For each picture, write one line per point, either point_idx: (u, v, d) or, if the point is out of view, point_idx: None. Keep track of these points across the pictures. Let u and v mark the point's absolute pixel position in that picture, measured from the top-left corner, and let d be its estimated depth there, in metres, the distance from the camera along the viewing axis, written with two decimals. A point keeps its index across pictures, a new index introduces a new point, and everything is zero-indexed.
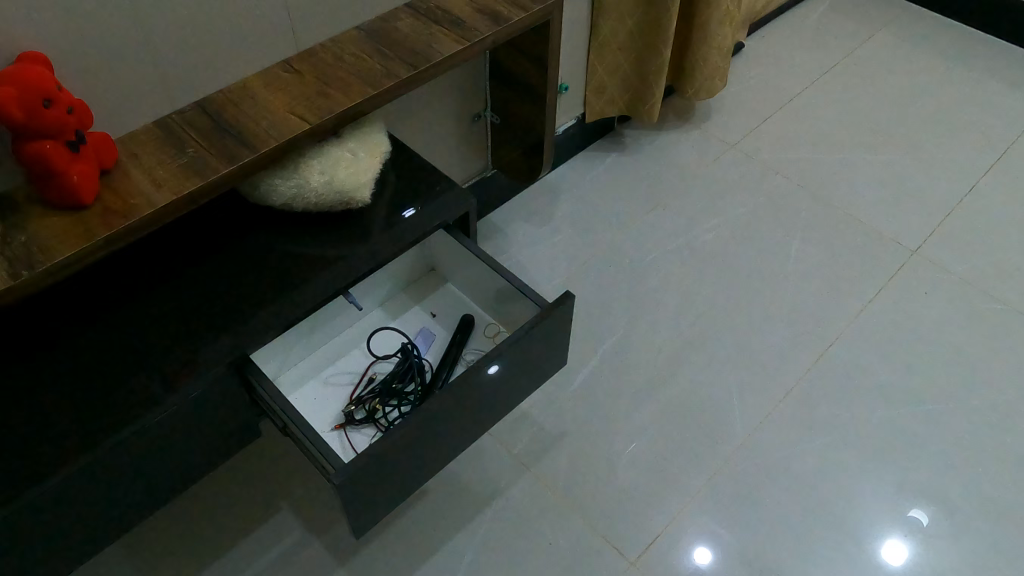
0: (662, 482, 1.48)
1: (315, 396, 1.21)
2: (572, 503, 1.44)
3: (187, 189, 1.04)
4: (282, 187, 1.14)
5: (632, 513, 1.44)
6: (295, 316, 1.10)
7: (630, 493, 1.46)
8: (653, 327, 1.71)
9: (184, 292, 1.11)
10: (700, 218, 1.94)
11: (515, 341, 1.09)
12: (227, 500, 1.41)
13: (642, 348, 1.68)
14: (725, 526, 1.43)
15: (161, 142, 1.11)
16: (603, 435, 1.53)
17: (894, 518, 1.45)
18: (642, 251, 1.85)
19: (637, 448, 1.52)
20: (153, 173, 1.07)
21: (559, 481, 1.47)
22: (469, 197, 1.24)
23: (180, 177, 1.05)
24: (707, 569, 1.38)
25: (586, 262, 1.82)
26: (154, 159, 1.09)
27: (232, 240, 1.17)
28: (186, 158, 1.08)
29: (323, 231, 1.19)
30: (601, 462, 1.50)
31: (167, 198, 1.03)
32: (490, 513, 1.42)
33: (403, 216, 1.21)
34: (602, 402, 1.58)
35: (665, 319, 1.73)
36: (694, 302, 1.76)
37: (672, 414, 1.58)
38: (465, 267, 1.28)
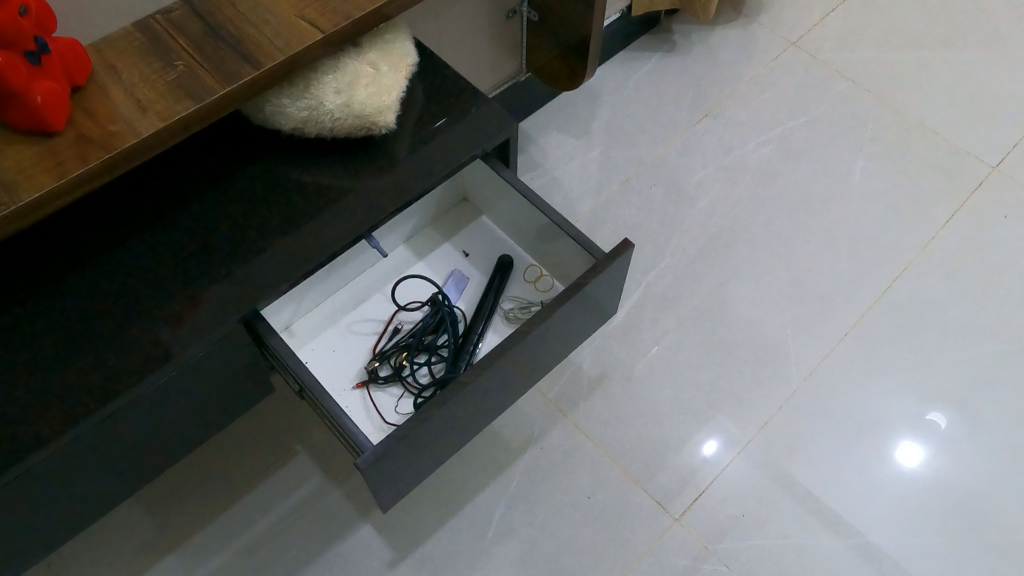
0: (710, 431, 1.36)
1: (333, 348, 1.06)
2: (612, 453, 1.33)
3: (178, 116, 0.86)
4: (292, 109, 0.96)
5: (677, 465, 1.33)
6: (309, 264, 0.94)
7: (675, 442, 1.35)
8: (702, 255, 1.55)
9: (181, 233, 0.95)
10: (756, 128, 1.74)
11: (565, 296, 0.94)
12: (239, 442, 1.31)
13: (689, 279, 1.52)
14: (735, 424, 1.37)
15: (143, 50, 0.91)
16: (647, 379, 1.41)
17: (914, 424, 1.38)
18: (690, 167, 1.67)
19: (682, 390, 1.40)
20: (135, 92, 0.88)
21: (598, 429, 1.35)
22: (511, 121, 1.05)
23: (169, 100, 0.87)
24: (737, 494, 1.31)
25: (627, 178, 1.64)
26: (136, 73, 0.90)
27: (234, 170, 1.00)
28: (175, 74, 0.89)
29: (340, 161, 1.02)
30: (644, 407, 1.38)
31: (154, 127, 0.85)
32: (523, 462, 1.31)
33: (433, 143, 1.03)
34: (645, 340, 1.45)
35: (715, 246, 1.57)
36: (747, 226, 1.60)
37: (722, 354, 1.44)
38: (504, 200, 1.10)
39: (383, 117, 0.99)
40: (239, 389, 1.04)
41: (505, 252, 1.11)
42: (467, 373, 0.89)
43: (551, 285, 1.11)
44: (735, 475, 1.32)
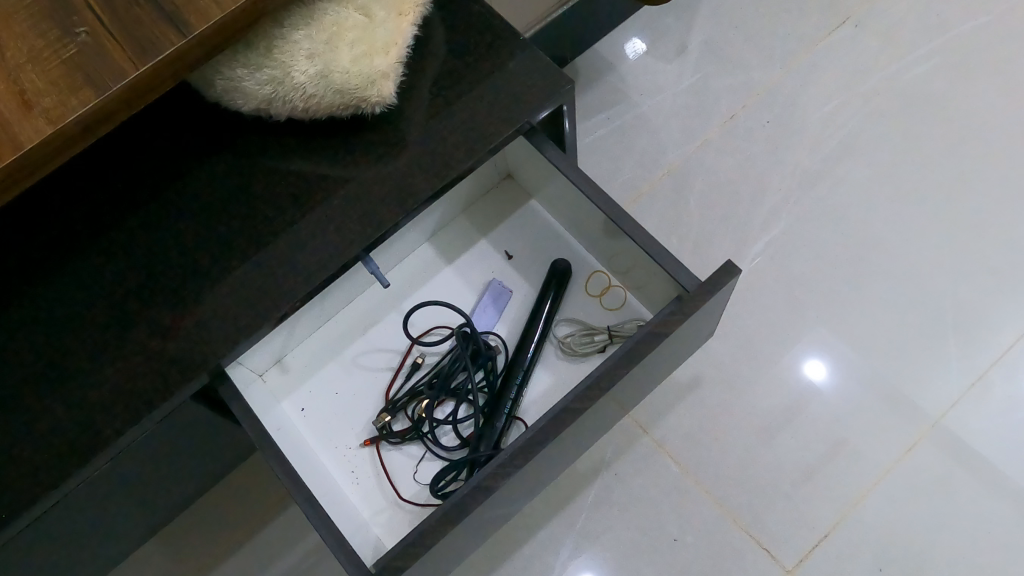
0: (838, 458, 1.05)
1: (338, 392, 0.84)
2: (706, 484, 1.05)
3: (76, 116, 0.58)
4: (251, 83, 0.68)
5: (789, 500, 1.03)
6: (285, 305, 0.69)
7: (790, 471, 1.05)
8: (834, 214, 1.18)
9: (116, 263, 0.70)
10: (913, 35, 1.30)
11: (636, 350, 0.66)
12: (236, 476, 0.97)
13: (813, 249, 1.16)
14: (846, 338, 1.10)
15: (28, 7, 0.60)
16: (752, 388, 1.09)
17: None
18: (820, 97, 1.26)
19: (802, 402, 1.08)
20: (19, 77, 0.58)
21: (688, 451, 1.07)
22: (564, 83, 0.74)
23: (62, 89, 0.58)
24: (875, 541, 1.01)
25: (732, 114, 1.26)
26: (23, 47, 0.59)
27: (186, 167, 0.73)
28: (75, 48, 0.59)
29: (326, 148, 0.73)
30: (748, 425, 1.07)
31: (39, 137, 0.57)
32: (591, 492, 1.06)
33: (454, 116, 0.74)
34: (755, 333, 1.12)
35: (852, 202, 1.19)
36: (896, 175, 1.20)
37: (859, 344, 1.10)
38: (560, 189, 0.81)
39: (377, 88, 0.69)
40: (220, 447, 0.81)
41: (560, 260, 0.82)
42: (496, 470, 0.64)
43: (622, 300, 0.82)
44: (869, 515, 1.02)
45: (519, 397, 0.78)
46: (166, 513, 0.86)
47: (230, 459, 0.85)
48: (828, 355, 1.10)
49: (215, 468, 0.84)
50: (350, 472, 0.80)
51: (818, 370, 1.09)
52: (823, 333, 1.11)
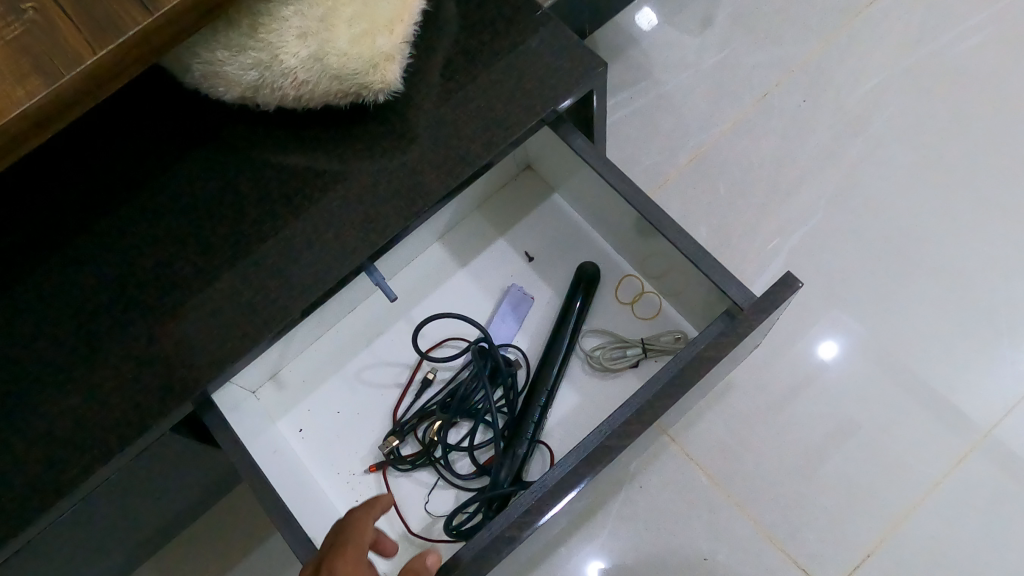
0: (883, 472, 0.90)
1: (340, 411, 0.76)
2: (743, 500, 0.90)
3: (22, 109, 0.48)
4: (233, 67, 0.58)
5: (830, 527, 0.88)
6: (278, 324, 0.60)
7: (831, 485, 0.90)
8: (881, 199, 1.03)
9: (82, 276, 0.61)
10: None
11: (676, 382, 0.58)
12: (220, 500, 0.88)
13: (859, 236, 1.01)
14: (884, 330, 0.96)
15: None
16: (793, 396, 0.94)
17: None
18: (859, 75, 1.10)
19: (841, 411, 0.93)
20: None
21: (721, 467, 0.92)
22: (594, 65, 0.65)
23: (5, 77, 0.49)
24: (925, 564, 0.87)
25: (763, 92, 1.10)
26: None
27: (163, 164, 0.64)
28: (20, 29, 0.50)
29: (322, 141, 0.64)
30: (787, 439, 0.92)
31: None
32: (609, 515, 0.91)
33: (468, 103, 0.64)
34: (796, 333, 0.96)
35: (901, 183, 1.03)
36: (943, 160, 1.05)
37: (907, 341, 0.95)
38: (587, 185, 0.72)
39: (379, 73, 0.59)
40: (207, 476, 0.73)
41: (588, 265, 0.74)
42: (522, 516, 0.56)
43: (657, 310, 0.74)
44: (915, 535, 0.88)
45: (543, 422, 0.69)
46: (149, 544, 0.78)
47: (218, 487, 0.76)
48: (844, 331, 0.96)
49: (202, 497, 0.76)
50: (354, 501, 0.73)
51: (832, 347, 0.96)
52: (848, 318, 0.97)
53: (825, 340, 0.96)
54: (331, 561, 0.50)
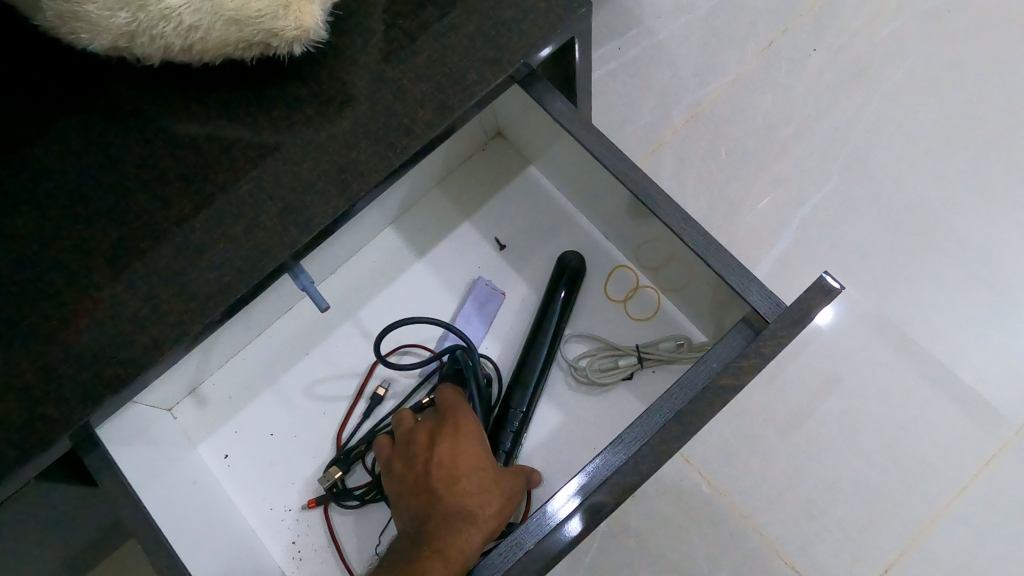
0: (909, 484, 0.72)
1: (274, 434, 0.64)
2: (754, 521, 0.72)
3: None
4: (97, 7, 0.43)
5: (852, 564, 0.71)
6: (176, 342, 0.47)
7: (847, 499, 0.72)
8: (921, 161, 0.83)
9: None
10: None
11: (682, 420, 0.47)
12: None
13: (892, 202, 0.81)
14: (912, 309, 0.78)
15: None
16: (804, 400, 0.75)
17: None
18: (878, 16, 0.88)
19: (862, 415, 0.74)
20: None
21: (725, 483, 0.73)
22: (578, 4, 0.51)
23: None
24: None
25: (771, 40, 0.89)
26: None
27: (21, 133, 0.50)
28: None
29: (227, 108, 0.50)
30: (796, 452, 0.73)
31: None
32: (586, 557, 0.71)
33: (415, 55, 0.50)
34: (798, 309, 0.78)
35: (944, 140, 0.83)
36: (982, 115, 0.84)
37: (943, 331, 0.77)
38: (568, 158, 0.59)
39: (293, 14, 0.45)
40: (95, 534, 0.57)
41: (569, 257, 0.62)
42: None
43: (653, 308, 0.62)
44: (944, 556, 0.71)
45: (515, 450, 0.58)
46: None
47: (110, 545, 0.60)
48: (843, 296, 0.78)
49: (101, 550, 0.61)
50: (289, 544, 0.61)
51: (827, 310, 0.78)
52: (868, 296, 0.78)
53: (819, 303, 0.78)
54: (461, 435, 0.53)
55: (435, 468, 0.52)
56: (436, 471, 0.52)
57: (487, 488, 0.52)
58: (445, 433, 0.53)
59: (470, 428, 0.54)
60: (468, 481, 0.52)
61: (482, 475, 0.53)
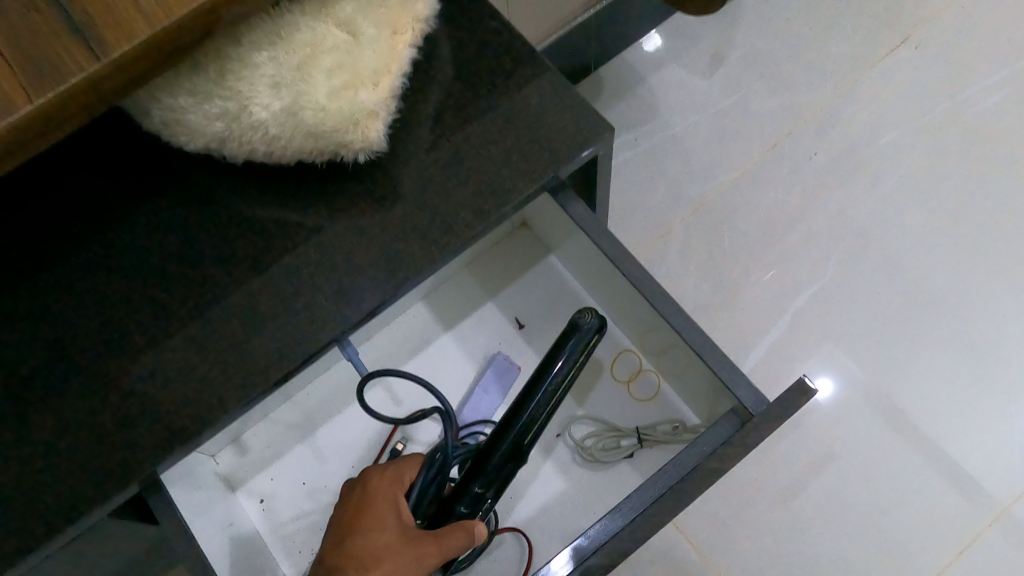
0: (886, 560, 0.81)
1: (304, 482, 0.70)
2: None
3: None
4: (196, 116, 0.52)
5: None
6: (238, 402, 0.54)
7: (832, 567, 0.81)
8: (903, 266, 0.93)
9: (19, 340, 0.55)
10: (1007, 57, 1.04)
11: (674, 495, 0.54)
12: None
13: (874, 301, 0.92)
14: (896, 395, 0.87)
15: None
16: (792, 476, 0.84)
17: None
18: (867, 134, 1.01)
19: (847, 492, 0.83)
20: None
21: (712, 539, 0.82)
22: (602, 128, 0.59)
23: None
24: None
25: (774, 141, 1.02)
26: None
27: (115, 212, 0.58)
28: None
29: (293, 198, 0.58)
30: (784, 522, 0.82)
31: None
32: None
33: (460, 163, 0.59)
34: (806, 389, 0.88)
35: (923, 248, 0.94)
36: (954, 228, 0.95)
37: (919, 422, 0.86)
38: (582, 251, 0.68)
39: (362, 129, 0.54)
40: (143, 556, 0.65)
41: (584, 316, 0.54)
42: None
43: (654, 390, 0.69)
44: None
45: (473, 516, 0.56)
46: None
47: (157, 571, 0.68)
48: (842, 383, 0.88)
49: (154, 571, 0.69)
50: None
51: (825, 383, 0.88)
52: (856, 382, 0.88)
53: (819, 376, 0.89)
54: (368, 496, 0.56)
55: (342, 529, 0.56)
56: (342, 532, 0.55)
57: (381, 552, 0.53)
58: (358, 494, 0.57)
59: (382, 492, 0.56)
60: (362, 543, 0.54)
61: (388, 535, 0.54)
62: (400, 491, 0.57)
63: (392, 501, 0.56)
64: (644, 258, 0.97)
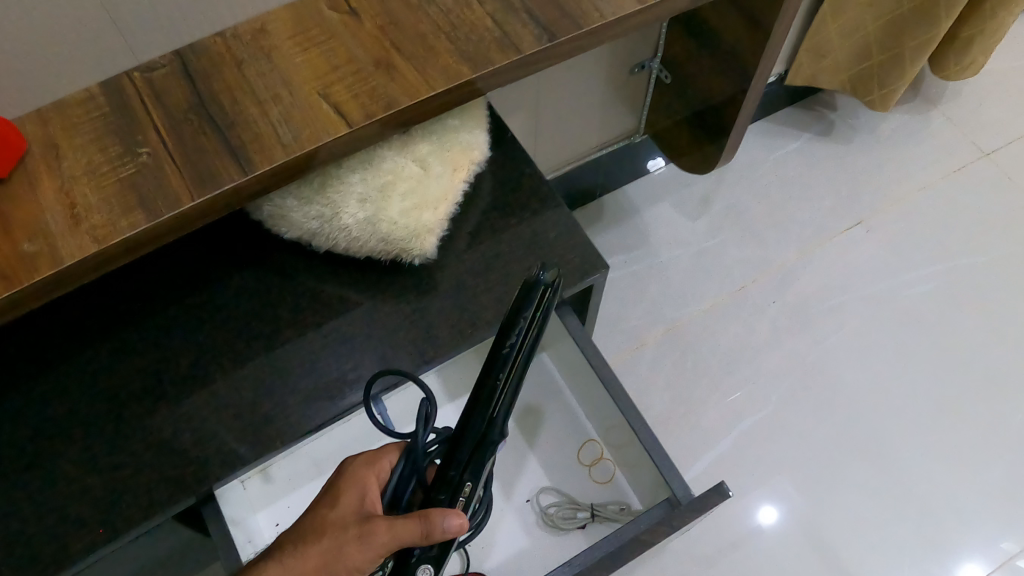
0: None
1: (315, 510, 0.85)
2: None
3: (122, 238, 0.56)
4: (298, 215, 0.70)
5: None
6: (289, 438, 0.68)
7: None
8: (831, 408, 1.11)
9: (127, 364, 0.70)
10: (942, 247, 1.25)
11: (615, 556, 0.68)
12: None
13: (803, 435, 1.09)
14: (810, 518, 1.04)
15: (99, 127, 0.61)
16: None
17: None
18: (818, 293, 1.21)
19: None
20: (72, 190, 0.58)
21: None
22: (600, 263, 0.76)
23: (113, 209, 0.57)
24: None
25: (742, 286, 1.21)
26: (84, 161, 0.60)
27: (216, 275, 0.74)
28: (133, 168, 0.59)
29: (356, 283, 0.75)
30: None
31: (83, 252, 0.55)
32: None
33: (489, 274, 0.76)
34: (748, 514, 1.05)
35: (850, 395, 1.12)
36: (877, 384, 1.13)
37: (826, 547, 1.02)
38: (568, 356, 0.84)
39: (421, 240, 0.72)
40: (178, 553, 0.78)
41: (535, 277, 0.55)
42: None
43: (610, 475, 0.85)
44: None
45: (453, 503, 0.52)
46: None
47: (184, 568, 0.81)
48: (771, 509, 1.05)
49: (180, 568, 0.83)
50: None
51: (768, 511, 1.05)
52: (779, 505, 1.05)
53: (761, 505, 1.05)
54: (343, 475, 0.60)
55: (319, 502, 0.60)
56: (319, 505, 0.60)
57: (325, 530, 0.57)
58: (340, 471, 0.61)
59: (355, 472, 0.60)
60: (322, 519, 0.58)
61: (341, 511, 0.58)
62: (371, 476, 0.60)
63: (358, 484, 0.59)
64: (619, 364, 1.16)
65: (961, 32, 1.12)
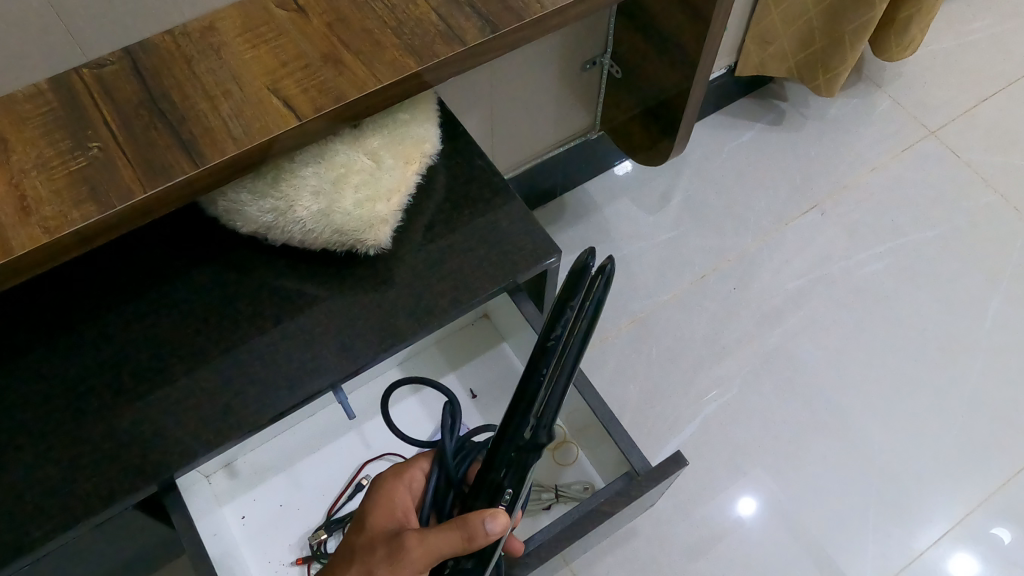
0: None
1: (281, 505, 0.88)
2: None
3: (74, 228, 0.57)
4: (253, 210, 0.71)
5: None
6: (248, 424, 0.69)
7: None
8: (793, 388, 1.14)
9: (85, 357, 0.70)
10: (894, 228, 1.28)
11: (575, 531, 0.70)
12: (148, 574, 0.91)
13: (766, 415, 1.12)
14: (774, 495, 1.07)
15: (48, 121, 0.62)
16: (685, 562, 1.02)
17: (992, 509, 1.06)
18: (775, 278, 1.24)
19: None
20: (22, 183, 0.59)
21: None
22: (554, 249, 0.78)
23: (65, 201, 0.58)
24: None
25: (702, 274, 1.24)
26: (34, 155, 0.60)
27: (175, 270, 0.75)
28: (84, 161, 0.60)
29: (313, 276, 0.76)
30: None
31: (34, 242, 0.56)
32: None
33: (444, 263, 0.77)
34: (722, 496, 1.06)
35: (810, 375, 1.15)
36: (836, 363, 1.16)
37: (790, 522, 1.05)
38: (527, 342, 0.87)
39: (375, 231, 0.73)
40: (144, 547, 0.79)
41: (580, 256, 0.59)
42: None
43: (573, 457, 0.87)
44: None
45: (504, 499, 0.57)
46: None
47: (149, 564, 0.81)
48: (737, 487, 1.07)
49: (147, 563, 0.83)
50: None
51: (747, 502, 1.06)
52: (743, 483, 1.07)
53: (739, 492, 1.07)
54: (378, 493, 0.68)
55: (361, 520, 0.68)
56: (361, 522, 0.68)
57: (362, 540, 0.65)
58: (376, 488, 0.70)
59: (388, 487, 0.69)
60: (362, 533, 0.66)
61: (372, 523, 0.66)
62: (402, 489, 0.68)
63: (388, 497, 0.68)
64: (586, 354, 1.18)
65: (898, 15, 1.16)
